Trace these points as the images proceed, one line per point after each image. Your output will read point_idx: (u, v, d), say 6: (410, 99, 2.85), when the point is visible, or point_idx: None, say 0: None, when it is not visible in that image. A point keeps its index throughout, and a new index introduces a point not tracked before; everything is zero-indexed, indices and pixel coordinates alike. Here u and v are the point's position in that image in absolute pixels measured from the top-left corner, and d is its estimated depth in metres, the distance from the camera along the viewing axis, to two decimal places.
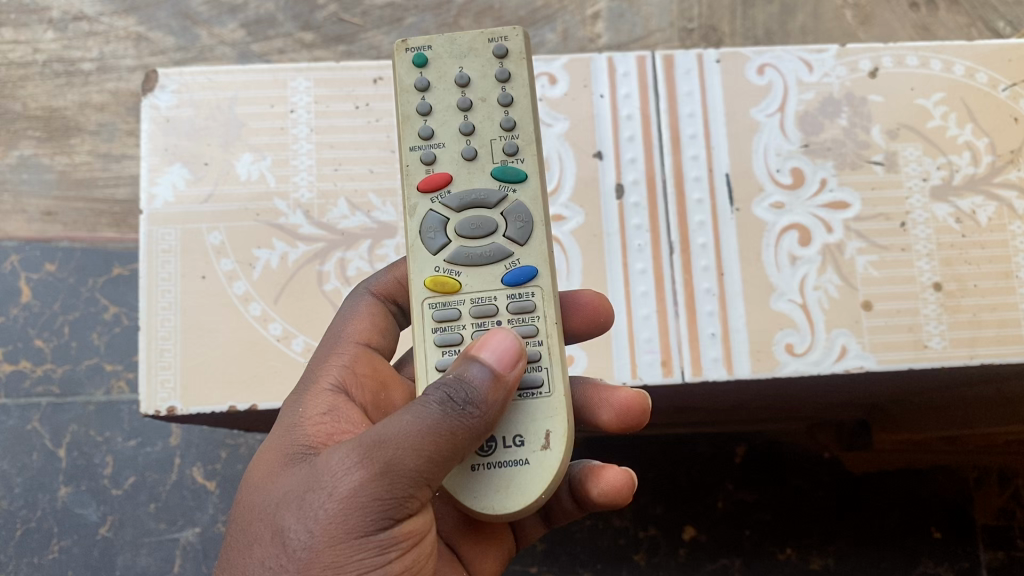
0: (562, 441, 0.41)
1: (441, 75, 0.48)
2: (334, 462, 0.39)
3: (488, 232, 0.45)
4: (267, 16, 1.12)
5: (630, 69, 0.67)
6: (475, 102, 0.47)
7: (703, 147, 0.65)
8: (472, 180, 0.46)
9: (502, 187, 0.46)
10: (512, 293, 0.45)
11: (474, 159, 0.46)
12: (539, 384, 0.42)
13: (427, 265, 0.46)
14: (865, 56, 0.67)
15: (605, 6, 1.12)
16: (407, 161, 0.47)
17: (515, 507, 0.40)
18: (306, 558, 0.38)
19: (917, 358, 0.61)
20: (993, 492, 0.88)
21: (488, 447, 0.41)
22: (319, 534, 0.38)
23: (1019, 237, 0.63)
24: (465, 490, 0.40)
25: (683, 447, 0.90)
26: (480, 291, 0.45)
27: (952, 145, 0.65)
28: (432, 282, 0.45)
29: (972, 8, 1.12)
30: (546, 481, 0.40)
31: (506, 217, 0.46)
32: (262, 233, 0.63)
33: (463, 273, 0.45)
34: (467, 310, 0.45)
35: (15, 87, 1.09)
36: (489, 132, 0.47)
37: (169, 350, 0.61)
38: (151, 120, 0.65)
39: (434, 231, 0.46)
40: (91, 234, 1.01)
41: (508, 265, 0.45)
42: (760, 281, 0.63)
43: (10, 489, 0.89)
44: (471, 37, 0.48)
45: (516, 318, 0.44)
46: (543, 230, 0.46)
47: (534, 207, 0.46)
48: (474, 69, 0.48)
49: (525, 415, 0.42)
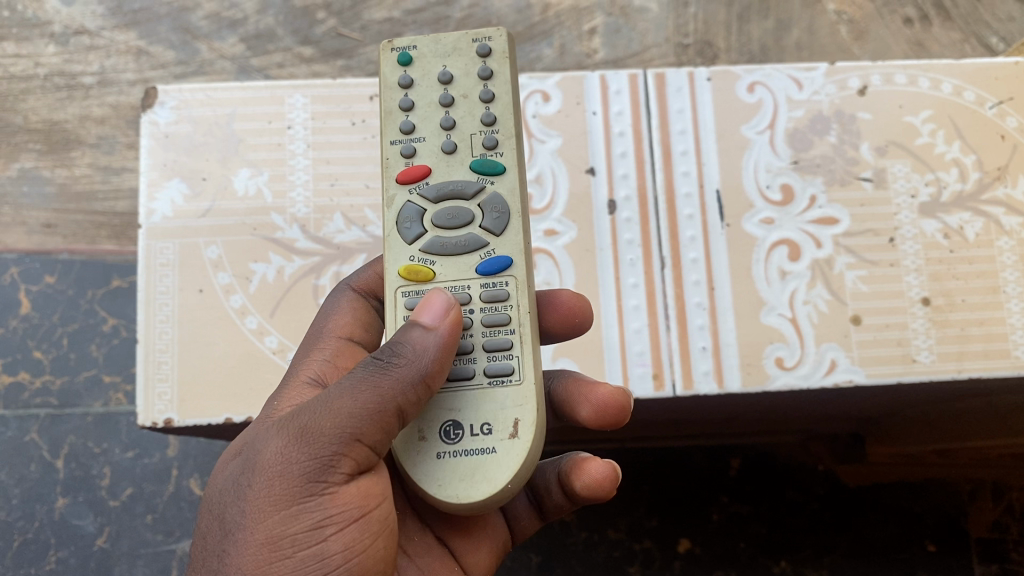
0: (530, 429, 0.42)
1: (425, 73, 0.49)
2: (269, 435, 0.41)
3: (464, 222, 0.46)
4: (267, 30, 1.13)
5: (622, 86, 0.68)
6: (457, 98, 0.48)
7: (694, 163, 0.66)
8: (451, 173, 0.47)
9: (480, 179, 0.47)
10: (486, 281, 0.45)
11: (454, 152, 0.47)
12: (509, 371, 0.43)
13: (403, 254, 0.47)
14: (854, 75, 0.68)
15: (601, 22, 1.14)
16: (388, 154, 0.48)
17: (481, 494, 0.40)
18: (240, 532, 0.40)
19: (906, 372, 0.61)
20: (987, 505, 0.89)
21: (455, 435, 0.42)
22: (251, 505, 0.40)
23: (1006, 253, 0.64)
24: (430, 479, 0.41)
25: (679, 460, 0.91)
26: (455, 280, 0.46)
27: (940, 162, 0.66)
28: (406, 270, 0.46)
29: (965, 24, 1.13)
30: (512, 468, 0.41)
31: (483, 208, 0.46)
32: (259, 247, 0.64)
33: (438, 262, 0.46)
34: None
35: (16, 101, 1.10)
36: (470, 126, 0.48)
37: (166, 363, 0.61)
38: (150, 136, 0.66)
39: (411, 222, 0.47)
40: (91, 247, 1.02)
41: (483, 255, 0.46)
42: (751, 297, 0.64)
43: (8, 500, 0.90)
44: (456, 37, 0.50)
45: (489, 306, 0.45)
46: (518, 221, 0.46)
47: (511, 199, 0.46)
48: (457, 68, 0.49)
49: (494, 404, 0.42)
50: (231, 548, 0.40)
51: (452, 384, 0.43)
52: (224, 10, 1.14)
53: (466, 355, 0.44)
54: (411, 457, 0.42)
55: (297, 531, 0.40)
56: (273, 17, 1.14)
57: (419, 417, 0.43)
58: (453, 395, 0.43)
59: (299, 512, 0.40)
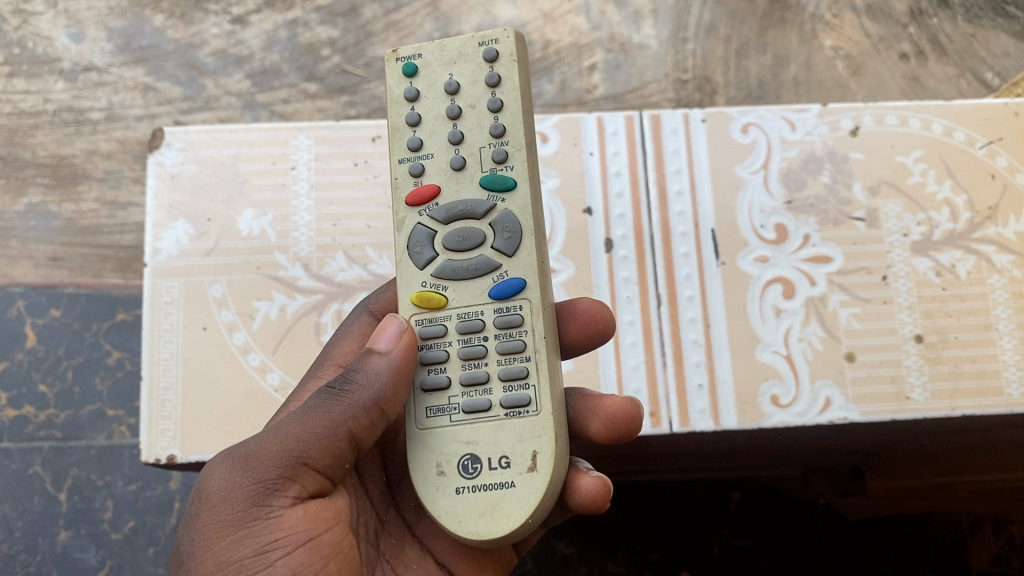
0: (549, 462, 0.42)
1: (431, 83, 0.50)
2: (221, 466, 0.45)
3: (475, 243, 0.47)
4: (273, 67, 1.15)
5: (618, 128, 0.70)
6: (464, 109, 0.49)
7: (690, 203, 0.68)
8: (460, 191, 0.48)
9: (490, 196, 0.47)
10: (499, 306, 0.46)
11: (463, 168, 0.48)
12: (527, 402, 0.44)
13: (415, 280, 0.48)
14: (846, 115, 0.70)
15: (602, 58, 1.16)
16: (398, 174, 0.49)
17: (501, 530, 0.41)
18: (192, 561, 0.43)
19: (900, 409, 0.62)
20: (988, 540, 0.88)
21: (473, 469, 0.43)
22: (201, 532, 0.43)
23: (998, 290, 0.65)
24: (449, 515, 0.42)
25: (682, 495, 0.91)
26: (467, 305, 0.47)
27: (932, 202, 0.67)
28: (419, 298, 0.47)
29: (961, 59, 1.15)
30: (532, 503, 0.41)
31: (494, 227, 0.47)
32: (262, 285, 0.65)
33: (450, 287, 0.47)
34: (453, 326, 0.46)
35: (25, 136, 1.12)
36: (478, 139, 0.48)
37: (170, 401, 0.62)
38: (156, 176, 0.67)
39: (422, 245, 0.48)
40: (97, 280, 1.03)
41: (496, 278, 0.47)
42: (746, 333, 0.64)
43: (11, 533, 0.90)
44: (461, 43, 0.50)
45: (503, 333, 0.46)
46: (530, 239, 0.47)
47: (523, 216, 0.47)
48: (464, 75, 0.49)
49: (511, 436, 0.43)
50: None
51: (469, 416, 0.44)
52: (230, 47, 1.16)
53: (483, 385, 0.45)
54: (429, 493, 0.43)
55: (242, 556, 0.42)
56: (279, 53, 1.16)
57: (436, 451, 0.44)
58: (471, 427, 0.44)
59: (245, 535, 0.42)
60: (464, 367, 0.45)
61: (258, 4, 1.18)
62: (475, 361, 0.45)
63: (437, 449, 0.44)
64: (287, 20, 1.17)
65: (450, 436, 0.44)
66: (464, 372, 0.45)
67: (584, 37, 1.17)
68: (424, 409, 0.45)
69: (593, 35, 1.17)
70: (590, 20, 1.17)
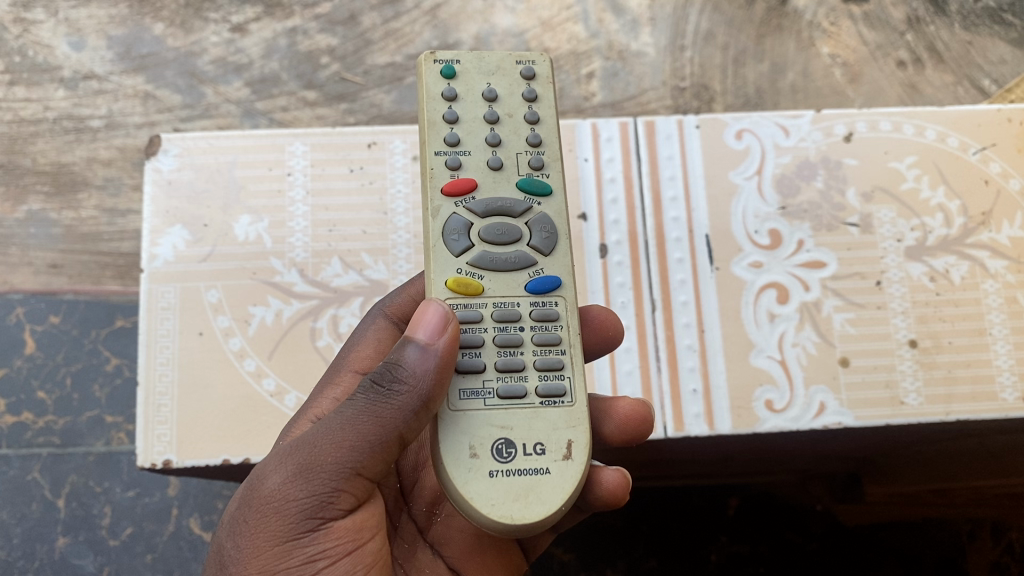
0: (583, 451, 0.43)
1: (469, 88, 0.51)
2: (268, 470, 0.43)
3: (513, 239, 0.48)
4: (272, 75, 1.16)
5: (613, 134, 0.70)
6: (502, 117, 0.50)
7: (684, 209, 0.68)
8: (497, 189, 0.49)
9: (526, 198, 0.49)
10: (536, 300, 0.47)
11: (500, 169, 0.49)
12: (563, 393, 0.44)
13: (450, 266, 0.47)
14: (839, 122, 0.70)
15: (600, 66, 1.16)
16: (431, 164, 0.48)
17: (537, 516, 0.40)
18: (236, 568, 0.42)
19: (894, 414, 0.62)
20: (987, 546, 0.88)
21: (507, 454, 0.42)
22: (247, 539, 0.42)
23: (991, 296, 0.65)
24: (481, 497, 0.40)
25: (680, 502, 0.91)
26: (503, 296, 0.47)
27: (925, 207, 0.67)
28: (456, 282, 0.46)
29: (958, 67, 1.15)
30: (567, 490, 0.41)
31: (531, 226, 0.48)
32: (257, 291, 0.65)
33: (487, 276, 0.47)
34: (489, 314, 0.46)
35: (25, 143, 1.12)
36: (516, 146, 0.50)
37: (166, 406, 0.62)
38: (152, 183, 0.68)
39: (458, 234, 0.47)
40: (96, 287, 1.04)
41: (532, 273, 0.47)
42: (740, 338, 0.65)
43: (9, 540, 0.90)
44: (500, 57, 0.52)
45: (539, 325, 0.46)
46: (565, 242, 0.48)
47: (557, 220, 0.49)
48: (502, 87, 0.51)
49: (546, 424, 0.43)
50: None
51: (504, 401, 0.43)
52: (229, 55, 1.17)
53: (519, 372, 0.44)
54: (461, 474, 0.41)
55: (291, 565, 0.42)
56: (278, 61, 1.16)
57: (467, 433, 0.42)
58: (505, 412, 0.43)
59: (295, 545, 0.42)
60: (500, 353, 0.45)
61: (258, 13, 1.18)
62: (511, 350, 0.45)
63: (469, 430, 0.42)
64: (287, 28, 1.18)
65: (483, 419, 0.43)
66: (501, 358, 0.45)
67: (583, 45, 1.17)
68: (457, 391, 0.43)
69: (591, 43, 1.17)
70: (589, 28, 1.18)
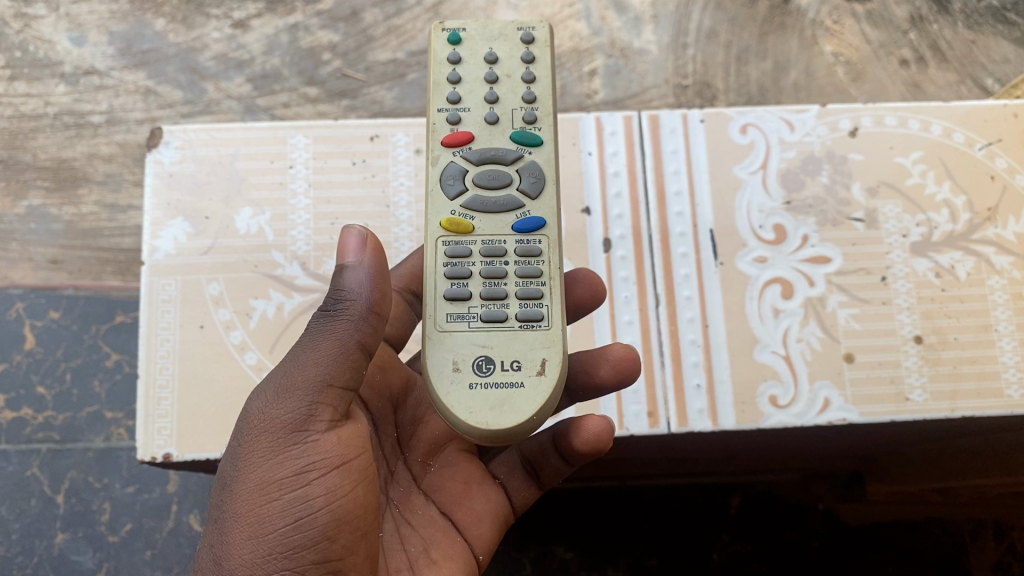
0: (558, 368, 0.43)
1: (473, 54, 0.51)
2: (253, 401, 0.46)
3: (503, 184, 0.48)
4: (273, 71, 1.15)
5: (617, 128, 0.70)
6: (500, 77, 0.51)
7: (688, 204, 0.67)
8: (493, 141, 0.49)
9: (518, 148, 0.49)
10: (521, 238, 0.47)
11: (496, 123, 0.49)
12: (541, 316, 0.45)
13: (444, 208, 0.48)
14: (845, 116, 0.70)
15: (602, 63, 1.16)
16: (434, 120, 0.50)
17: (510, 424, 0.41)
18: (235, 492, 0.44)
19: (899, 410, 0.62)
20: (989, 546, 0.87)
21: (486, 368, 0.43)
22: (244, 462, 0.44)
23: (997, 292, 0.64)
24: (460, 406, 0.42)
25: (682, 501, 0.91)
26: (491, 235, 0.47)
27: (930, 203, 0.67)
28: (448, 221, 0.47)
29: (961, 66, 1.15)
30: (540, 402, 0.42)
31: (521, 173, 0.48)
32: (258, 284, 0.65)
33: (477, 217, 0.47)
34: (477, 250, 0.47)
35: (26, 139, 1.12)
36: (512, 103, 0.50)
37: (167, 399, 0.62)
38: (154, 176, 0.67)
39: (453, 179, 0.48)
40: (96, 283, 1.03)
41: (519, 215, 0.47)
42: (744, 333, 0.64)
43: (8, 535, 0.90)
44: (502, 24, 0.52)
45: (522, 259, 0.46)
46: (554, 188, 0.48)
47: (548, 169, 0.49)
48: (503, 51, 0.51)
49: (524, 344, 0.44)
50: (231, 507, 0.44)
51: (487, 324, 0.44)
52: (231, 51, 1.16)
53: (501, 300, 0.45)
54: (442, 385, 0.43)
55: (283, 477, 0.43)
56: (280, 57, 1.16)
57: (452, 349, 0.44)
58: (487, 333, 0.44)
59: (285, 458, 0.44)
60: (485, 283, 0.46)
61: (260, 8, 1.18)
62: (495, 281, 0.46)
63: (453, 348, 0.44)
64: (288, 24, 1.17)
65: (465, 337, 0.44)
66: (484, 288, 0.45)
67: (585, 42, 1.17)
68: (443, 313, 0.45)
69: (593, 40, 1.17)
70: (591, 25, 1.17)
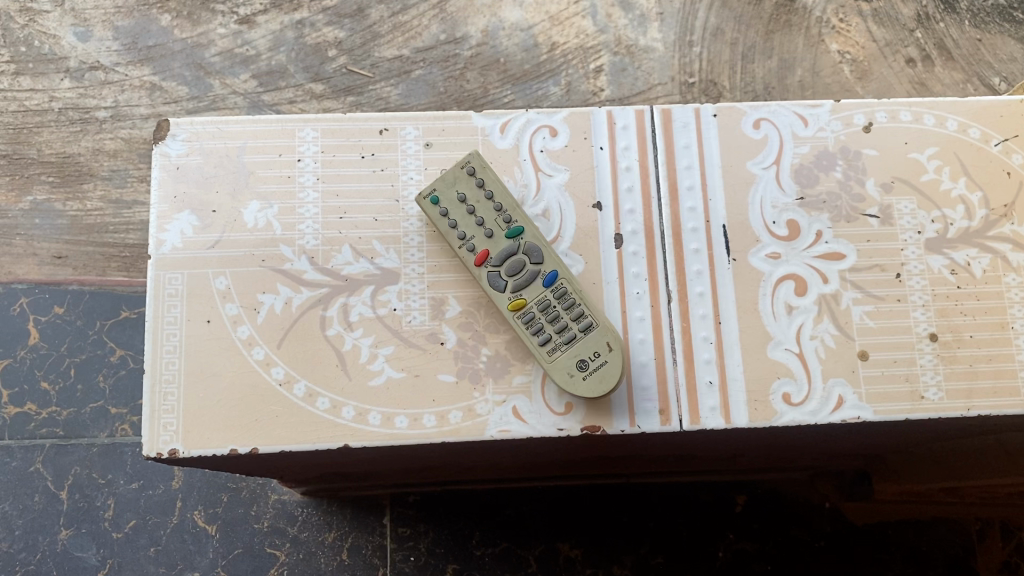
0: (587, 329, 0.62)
1: (450, 203, 0.63)
2: None
3: (522, 266, 0.61)
4: (279, 67, 1.15)
5: (629, 122, 0.68)
6: (475, 206, 0.63)
7: (700, 199, 0.66)
8: (501, 246, 0.62)
9: (514, 243, 0.62)
10: (553, 289, 0.61)
11: (493, 236, 0.62)
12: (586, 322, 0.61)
13: (504, 300, 0.61)
14: (859, 111, 0.68)
15: (608, 61, 1.15)
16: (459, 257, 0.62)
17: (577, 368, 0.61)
18: None
19: (914, 409, 0.62)
20: (996, 546, 0.90)
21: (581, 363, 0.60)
22: None
23: (1013, 290, 0.64)
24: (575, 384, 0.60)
25: (688, 500, 0.91)
26: (540, 298, 0.61)
27: (946, 199, 0.66)
28: (514, 305, 0.61)
29: (968, 64, 1.14)
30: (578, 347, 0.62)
31: (527, 252, 0.62)
32: (267, 278, 0.64)
33: (525, 292, 0.61)
34: (537, 310, 0.61)
35: (31, 134, 1.11)
36: (491, 216, 0.63)
37: (173, 394, 0.62)
38: (160, 168, 0.66)
39: (497, 281, 0.61)
40: (100, 278, 1.02)
41: (541, 275, 0.61)
42: (758, 331, 0.63)
43: (11, 531, 0.89)
44: (451, 172, 0.63)
45: (561, 300, 0.61)
46: (547, 247, 0.62)
47: (539, 241, 0.62)
48: (466, 189, 0.63)
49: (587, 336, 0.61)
50: None
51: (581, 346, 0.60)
52: (236, 47, 1.16)
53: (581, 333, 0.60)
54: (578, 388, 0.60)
55: None
56: (285, 54, 1.15)
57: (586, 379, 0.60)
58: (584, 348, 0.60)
59: None
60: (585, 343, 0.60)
61: (266, 5, 1.17)
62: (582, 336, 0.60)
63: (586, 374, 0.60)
64: (294, 21, 1.17)
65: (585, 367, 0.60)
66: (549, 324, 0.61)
67: (591, 39, 1.16)
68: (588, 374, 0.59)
69: (599, 38, 1.16)
70: (597, 23, 1.17)
